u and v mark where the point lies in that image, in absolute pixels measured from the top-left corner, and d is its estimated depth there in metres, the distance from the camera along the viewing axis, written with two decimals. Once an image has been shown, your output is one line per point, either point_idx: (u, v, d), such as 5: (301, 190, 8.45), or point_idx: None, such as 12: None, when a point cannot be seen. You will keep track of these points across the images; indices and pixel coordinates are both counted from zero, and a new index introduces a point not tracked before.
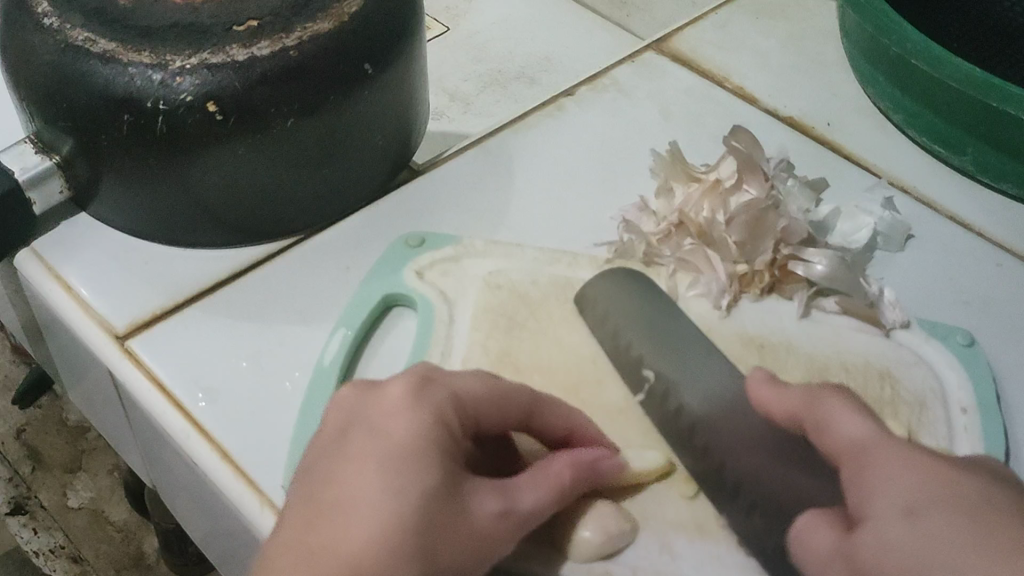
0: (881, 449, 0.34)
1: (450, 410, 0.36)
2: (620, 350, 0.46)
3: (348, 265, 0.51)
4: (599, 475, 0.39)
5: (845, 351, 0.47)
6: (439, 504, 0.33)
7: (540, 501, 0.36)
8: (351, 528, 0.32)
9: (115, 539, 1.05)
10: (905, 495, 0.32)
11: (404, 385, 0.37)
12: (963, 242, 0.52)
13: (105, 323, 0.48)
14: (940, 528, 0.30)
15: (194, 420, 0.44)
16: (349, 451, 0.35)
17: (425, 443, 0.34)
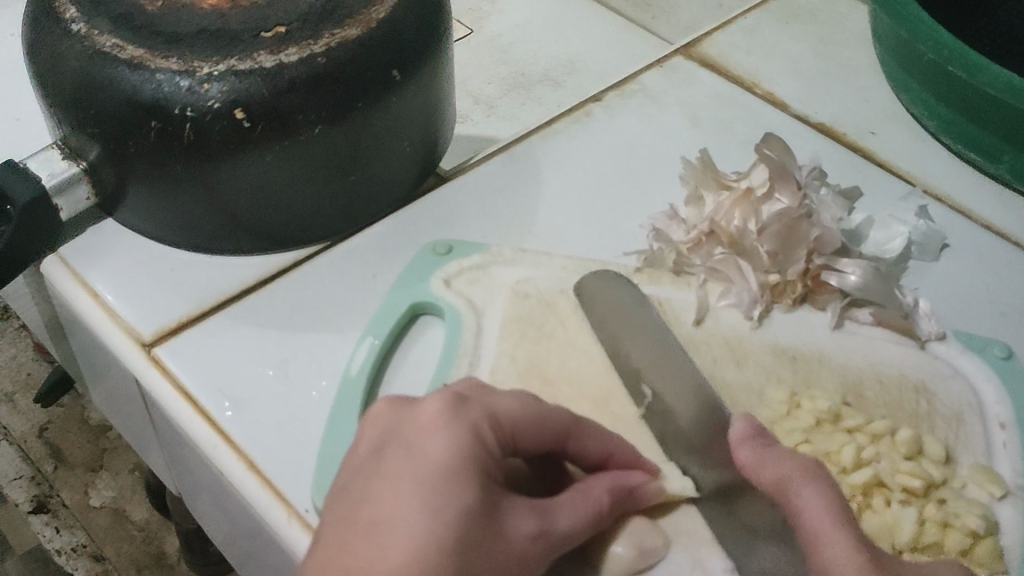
0: (855, 564, 0.33)
1: (485, 431, 0.36)
2: (631, 371, 0.45)
3: (375, 272, 0.51)
4: (636, 501, 0.39)
5: (879, 363, 0.46)
6: (474, 527, 0.33)
7: (573, 525, 0.36)
8: (387, 551, 0.32)
9: (136, 537, 1.05)
10: None
11: (439, 403, 0.37)
12: (999, 251, 0.52)
13: (132, 331, 0.47)
14: None
15: (222, 430, 0.44)
16: (384, 471, 0.35)
17: (460, 462, 0.34)
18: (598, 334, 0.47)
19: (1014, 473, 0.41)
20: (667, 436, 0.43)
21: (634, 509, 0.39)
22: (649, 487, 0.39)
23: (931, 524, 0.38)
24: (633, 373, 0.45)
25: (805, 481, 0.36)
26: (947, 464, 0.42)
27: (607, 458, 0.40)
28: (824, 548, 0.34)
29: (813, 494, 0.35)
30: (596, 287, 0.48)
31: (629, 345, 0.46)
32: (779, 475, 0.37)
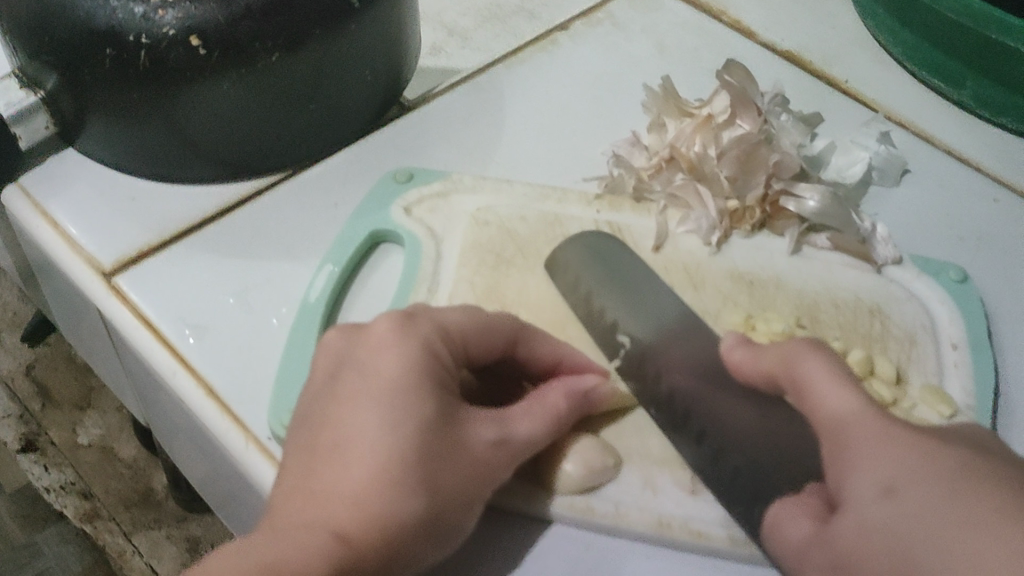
0: (864, 420, 0.32)
1: (438, 345, 0.36)
2: (581, 298, 0.45)
3: (337, 200, 0.51)
4: (592, 403, 0.39)
5: (835, 287, 0.46)
6: (433, 439, 0.34)
7: (534, 432, 0.37)
8: (350, 473, 0.33)
9: (125, 475, 1.06)
10: (887, 471, 0.30)
11: (389, 322, 0.37)
12: (961, 176, 0.52)
13: (93, 260, 0.47)
14: (919, 502, 0.29)
15: (182, 357, 0.44)
16: (341, 395, 0.35)
17: (414, 378, 0.35)
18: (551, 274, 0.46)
19: (964, 394, 0.42)
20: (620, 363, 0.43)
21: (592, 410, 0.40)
22: (602, 388, 0.40)
23: None
24: (586, 306, 0.45)
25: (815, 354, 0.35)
26: (898, 385, 0.42)
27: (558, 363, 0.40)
28: (827, 401, 0.33)
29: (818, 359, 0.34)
30: (567, 253, 0.47)
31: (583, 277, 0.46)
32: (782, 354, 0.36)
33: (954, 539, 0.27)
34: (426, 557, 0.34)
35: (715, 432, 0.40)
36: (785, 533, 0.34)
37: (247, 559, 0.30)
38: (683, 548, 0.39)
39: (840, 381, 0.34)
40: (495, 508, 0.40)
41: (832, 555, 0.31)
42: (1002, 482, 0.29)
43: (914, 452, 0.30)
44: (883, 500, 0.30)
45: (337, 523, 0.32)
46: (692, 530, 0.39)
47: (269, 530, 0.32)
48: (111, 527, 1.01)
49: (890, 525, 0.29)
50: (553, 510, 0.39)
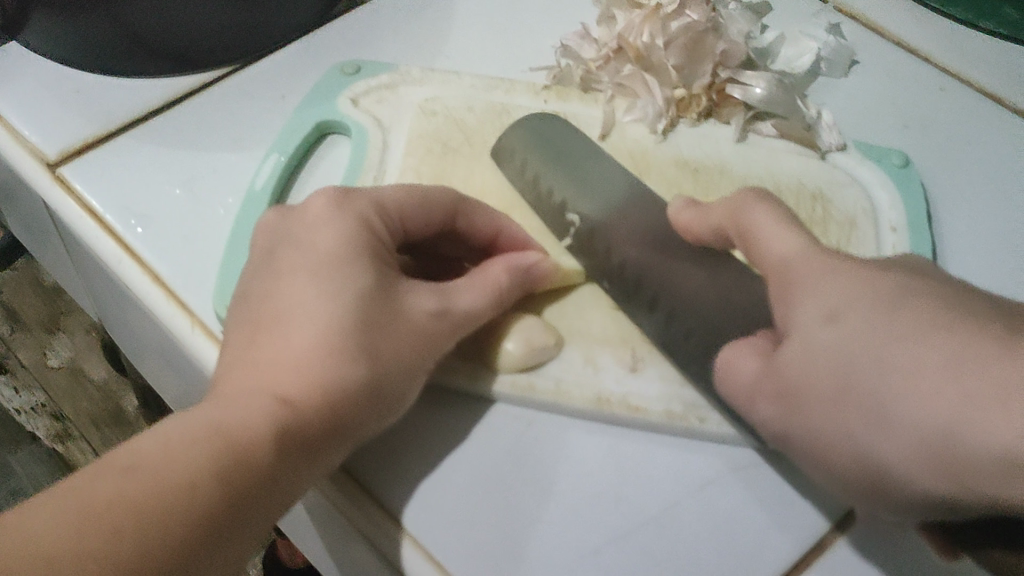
0: (806, 258, 0.33)
1: (373, 220, 0.36)
2: (529, 181, 0.45)
3: (284, 93, 0.50)
4: (534, 279, 0.39)
5: (779, 172, 0.46)
6: (373, 305, 0.34)
7: (478, 302, 0.37)
8: (291, 339, 0.33)
9: (94, 396, 1.06)
10: (828, 299, 0.31)
11: (325, 199, 0.37)
12: (907, 66, 0.52)
13: (36, 150, 0.47)
14: (861, 323, 0.29)
15: (127, 245, 0.44)
16: (280, 268, 0.35)
17: (351, 249, 0.35)
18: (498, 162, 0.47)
19: None
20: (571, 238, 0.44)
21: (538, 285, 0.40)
22: (544, 265, 0.40)
23: None
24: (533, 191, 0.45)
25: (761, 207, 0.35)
26: None
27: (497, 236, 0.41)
28: (772, 242, 0.34)
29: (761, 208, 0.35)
30: (513, 134, 0.47)
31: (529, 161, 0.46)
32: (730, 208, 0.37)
33: (896, 357, 0.28)
34: (371, 426, 0.34)
35: (666, 292, 0.40)
36: (732, 366, 0.35)
37: (192, 422, 0.30)
38: (620, 422, 0.40)
39: (785, 228, 0.34)
40: (438, 386, 0.40)
41: (782, 385, 0.31)
42: (940, 302, 0.29)
43: (856, 280, 0.31)
44: (827, 328, 0.30)
45: (279, 387, 0.31)
46: (631, 404, 0.39)
47: (213, 398, 0.31)
48: (83, 447, 1.02)
49: (835, 351, 0.29)
50: (496, 390, 0.40)
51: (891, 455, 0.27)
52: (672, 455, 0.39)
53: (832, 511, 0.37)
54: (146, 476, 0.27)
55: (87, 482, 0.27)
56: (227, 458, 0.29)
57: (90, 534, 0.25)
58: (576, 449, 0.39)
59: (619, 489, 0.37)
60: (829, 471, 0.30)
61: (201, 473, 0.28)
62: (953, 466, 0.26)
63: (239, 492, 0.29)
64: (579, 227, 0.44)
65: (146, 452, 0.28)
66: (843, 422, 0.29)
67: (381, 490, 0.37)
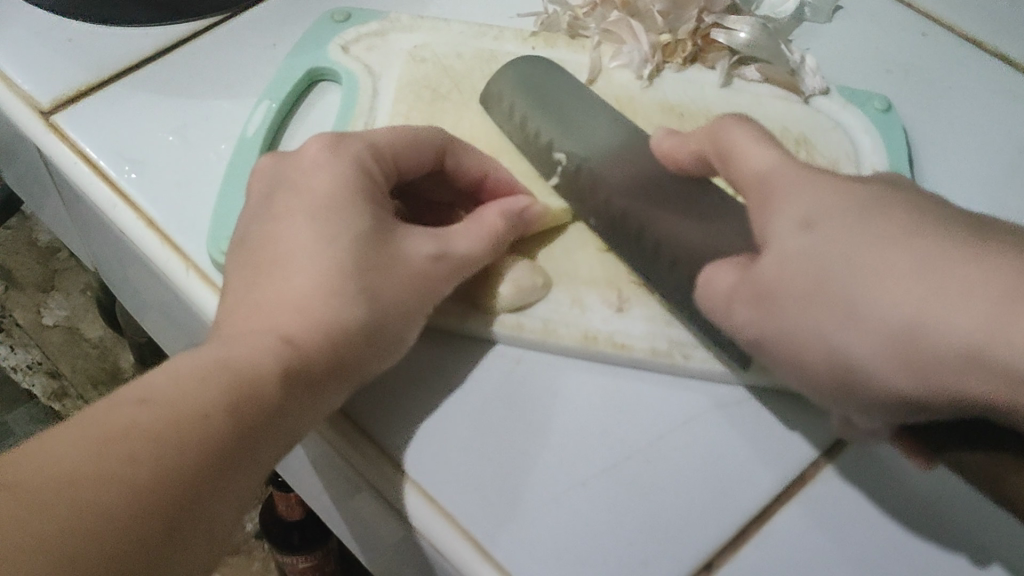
0: (782, 172, 0.34)
1: (368, 163, 0.37)
2: (516, 125, 0.46)
3: (275, 42, 0.51)
4: (525, 223, 0.39)
5: (763, 117, 0.47)
6: (372, 252, 0.34)
7: (474, 247, 0.37)
8: (292, 284, 0.33)
9: (91, 354, 1.05)
10: (806, 207, 0.32)
11: (319, 144, 0.37)
12: (891, 12, 0.53)
13: (30, 98, 0.47)
14: (837, 230, 0.31)
15: (121, 191, 0.44)
16: (277, 214, 0.36)
17: (345, 196, 0.35)
18: (487, 109, 0.47)
19: None
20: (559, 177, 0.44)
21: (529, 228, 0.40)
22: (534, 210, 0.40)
23: None
24: (522, 137, 0.46)
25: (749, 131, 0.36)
26: None
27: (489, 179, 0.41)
28: (751, 157, 0.35)
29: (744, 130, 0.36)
30: (499, 79, 0.47)
31: (516, 107, 0.46)
32: (709, 133, 0.37)
33: (868, 257, 0.30)
34: (374, 369, 0.34)
35: (653, 225, 0.42)
36: (712, 280, 0.35)
37: (202, 359, 0.30)
38: (608, 361, 0.41)
39: (765, 144, 0.35)
40: (433, 328, 0.41)
41: (757, 288, 0.32)
42: (906, 207, 0.31)
43: (829, 188, 0.33)
44: (802, 233, 0.31)
45: (282, 328, 0.32)
46: (618, 342, 0.40)
47: (218, 338, 0.32)
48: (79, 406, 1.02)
49: (810, 254, 0.31)
50: (495, 332, 0.41)
51: (860, 352, 0.29)
52: (658, 392, 0.40)
53: (811, 444, 0.38)
54: (161, 407, 0.28)
55: (103, 409, 0.27)
56: (242, 388, 0.29)
57: (114, 447, 0.26)
58: (565, 387, 0.40)
59: (606, 425, 0.38)
60: (797, 372, 0.31)
61: (213, 405, 0.28)
62: (919, 361, 0.28)
63: (249, 422, 0.29)
64: (567, 165, 0.44)
65: (156, 386, 0.29)
66: (815, 324, 0.30)
67: (375, 428, 0.38)
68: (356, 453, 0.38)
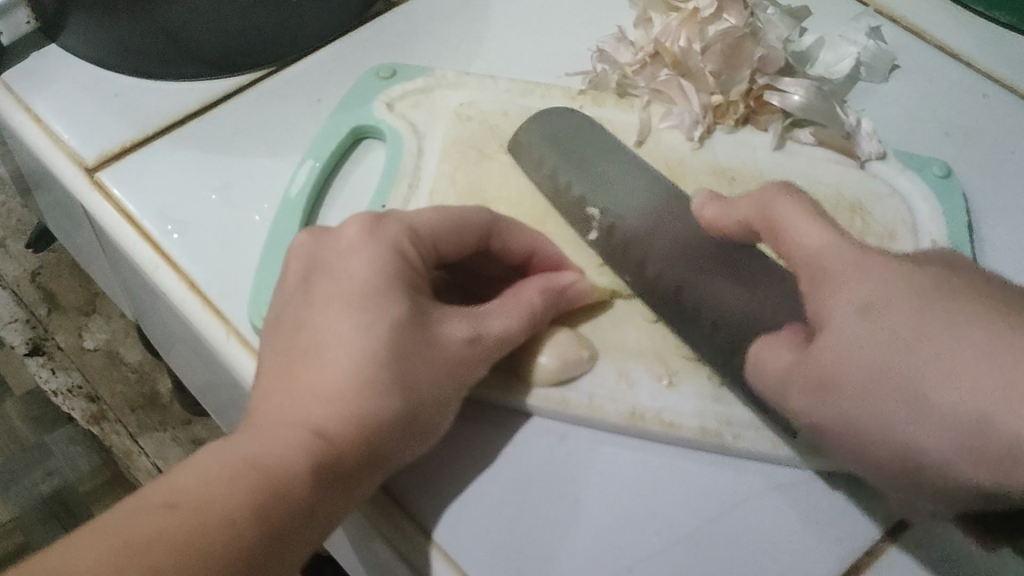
0: (835, 253, 0.32)
1: (404, 245, 0.36)
2: (553, 184, 0.45)
3: (320, 97, 0.50)
4: (568, 300, 0.39)
5: (816, 182, 0.46)
6: (406, 337, 0.34)
7: (511, 326, 0.37)
8: (325, 370, 0.33)
9: (130, 379, 0.99)
10: (861, 290, 0.31)
11: (357, 225, 0.37)
12: (949, 71, 0.51)
13: (75, 155, 0.47)
14: (896, 319, 0.30)
15: (163, 251, 0.44)
16: (315, 298, 0.35)
17: (383, 281, 0.34)
18: (528, 174, 0.46)
19: None
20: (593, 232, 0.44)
21: (572, 305, 0.40)
22: (579, 286, 0.40)
23: None
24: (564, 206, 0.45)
25: (797, 211, 0.34)
26: None
27: (531, 254, 0.41)
28: (798, 234, 0.34)
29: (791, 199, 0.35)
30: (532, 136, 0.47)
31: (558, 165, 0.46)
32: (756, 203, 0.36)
33: (940, 339, 0.28)
34: (405, 456, 0.34)
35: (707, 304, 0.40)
36: (763, 359, 0.34)
37: (231, 455, 0.30)
38: (655, 438, 0.39)
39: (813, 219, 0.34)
40: (474, 401, 0.40)
41: (815, 376, 0.31)
42: (987, 306, 0.29)
43: (886, 270, 0.31)
44: (861, 318, 0.30)
45: (314, 419, 0.32)
46: (664, 420, 0.39)
47: (250, 429, 0.32)
48: (117, 429, 0.95)
49: (865, 342, 0.30)
50: (531, 405, 0.39)
51: (927, 443, 0.28)
52: (707, 472, 0.39)
53: (866, 533, 0.37)
54: (187, 513, 0.28)
55: (130, 517, 0.28)
56: (269, 490, 0.29)
57: (133, 567, 0.26)
58: (610, 465, 0.38)
59: (652, 508, 0.37)
60: (869, 463, 0.31)
61: (239, 509, 0.28)
62: (993, 457, 0.27)
63: (277, 524, 0.29)
64: (599, 222, 0.44)
65: (187, 487, 0.29)
66: (879, 415, 0.29)
67: (416, 505, 0.37)
68: (394, 531, 0.36)
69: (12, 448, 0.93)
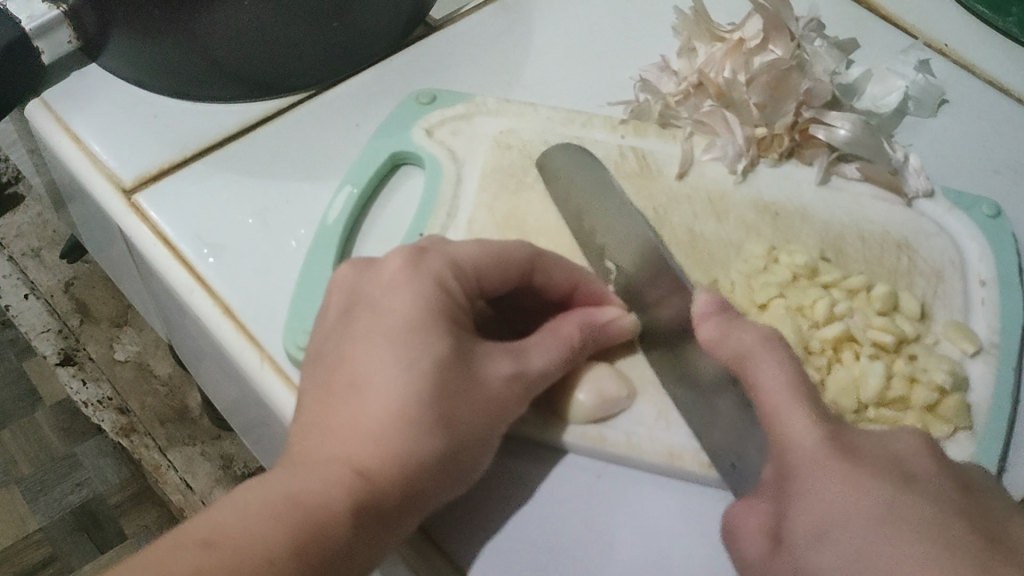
0: (804, 446, 0.31)
1: (447, 279, 0.36)
2: (572, 219, 0.45)
3: (360, 121, 0.50)
4: (607, 338, 0.39)
5: (863, 220, 0.45)
6: (451, 374, 0.33)
7: (550, 363, 0.36)
8: (366, 409, 0.32)
9: (160, 392, 0.96)
10: (818, 509, 0.29)
11: (401, 259, 0.36)
12: (1000, 107, 0.50)
13: (113, 176, 0.47)
14: (847, 541, 0.28)
15: (199, 275, 0.44)
16: (354, 333, 0.35)
17: (428, 315, 0.34)
18: (559, 207, 0.46)
19: (989, 332, 0.41)
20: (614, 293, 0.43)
21: (609, 342, 0.39)
22: (620, 323, 0.39)
23: (898, 378, 0.38)
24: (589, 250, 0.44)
25: (766, 352, 0.34)
26: (921, 322, 0.41)
27: (575, 288, 0.40)
28: (766, 386, 0.33)
29: (770, 367, 0.33)
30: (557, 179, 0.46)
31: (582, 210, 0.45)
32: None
33: (885, 564, 0.27)
34: (443, 496, 0.34)
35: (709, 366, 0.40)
36: (741, 532, 0.33)
37: (271, 491, 0.30)
38: (693, 479, 0.38)
39: (798, 398, 0.32)
40: (510, 435, 0.39)
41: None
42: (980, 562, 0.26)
43: (859, 481, 0.29)
44: (813, 541, 0.29)
45: (355, 457, 0.31)
46: (705, 460, 0.38)
47: (291, 466, 0.31)
48: (147, 443, 0.94)
49: (812, 566, 0.29)
50: (566, 441, 0.38)
51: None
52: None
53: None
54: (228, 552, 0.27)
55: (168, 553, 0.27)
56: (309, 530, 0.29)
57: None
58: (647, 505, 0.38)
59: (689, 550, 0.36)
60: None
61: (279, 548, 0.28)
62: None
63: (316, 566, 0.29)
64: (617, 279, 0.43)
65: (227, 524, 0.28)
66: None
67: (450, 541, 0.36)
68: (425, 564, 0.36)
69: (43, 459, 0.94)
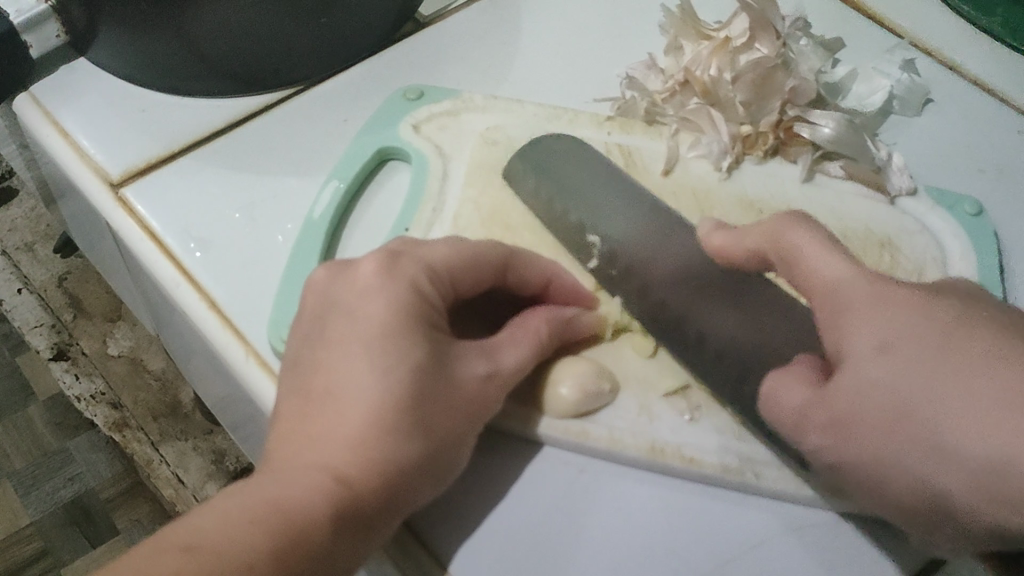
0: (851, 286, 0.33)
1: (422, 282, 0.36)
2: (545, 202, 0.45)
3: (347, 117, 0.50)
4: (575, 330, 0.40)
5: (846, 218, 0.45)
6: (427, 378, 0.33)
7: (522, 359, 0.37)
8: (344, 415, 0.33)
9: (152, 387, 0.94)
10: (878, 331, 0.32)
11: (374, 264, 0.36)
12: (983, 106, 0.51)
13: (100, 170, 0.47)
14: (909, 360, 0.31)
15: (184, 269, 0.44)
16: (331, 337, 0.35)
17: (404, 321, 0.34)
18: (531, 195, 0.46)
19: None
20: (593, 262, 0.43)
21: (575, 334, 0.40)
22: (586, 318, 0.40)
23: None
24: (564, 231, 0.44)
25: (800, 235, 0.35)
26: None
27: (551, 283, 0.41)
28: (819, 267, 0.34)
29: (805, 231, 0.35)
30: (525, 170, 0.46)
31: (561, 193, 0.45)
32: (768, 229, 0.36)
33: (952, 398, 0.30)
34: (424, 494, 0.34)
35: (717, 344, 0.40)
36: (776, 394, 0.35)
37: (253, 498, 0.30)
38: (674, 475, 0.38)
39: (830, 250, 0.34)
40: (493, 430, 0.39)
41: (832, 414, 0.32)
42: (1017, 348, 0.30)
43: (908, 309, 0.32)
44: (877, 357, 0.31)
45: (335, 464, 0.32)
46: (687, 455, 0.38)
47: (271, 472, 0.32)
48: (139, 437, 0.92)
49: (885, 383, 0.31)
50: (544, 434, 0.39)
51: (943, 483, 0.30)
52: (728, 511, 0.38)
53: None
54: (205, 557, 0.28)
55: (148, 561, 0.27)
56: (286, 538, 0.29)
57: None
58: (628, 500, 0.38)
59: (669, 545, 0.36)
60: (881, 496, 0.32)
61: (259, 556, 0.28)
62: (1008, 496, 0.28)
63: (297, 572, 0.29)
64: (600, 249, 0.43)
65: (208, 531, 0.29)
66: (893, 453, 0.31)
67: (432, 537, 0.36)
68: (404, 557, 0.36)
69: (35, 453, 0.94)
